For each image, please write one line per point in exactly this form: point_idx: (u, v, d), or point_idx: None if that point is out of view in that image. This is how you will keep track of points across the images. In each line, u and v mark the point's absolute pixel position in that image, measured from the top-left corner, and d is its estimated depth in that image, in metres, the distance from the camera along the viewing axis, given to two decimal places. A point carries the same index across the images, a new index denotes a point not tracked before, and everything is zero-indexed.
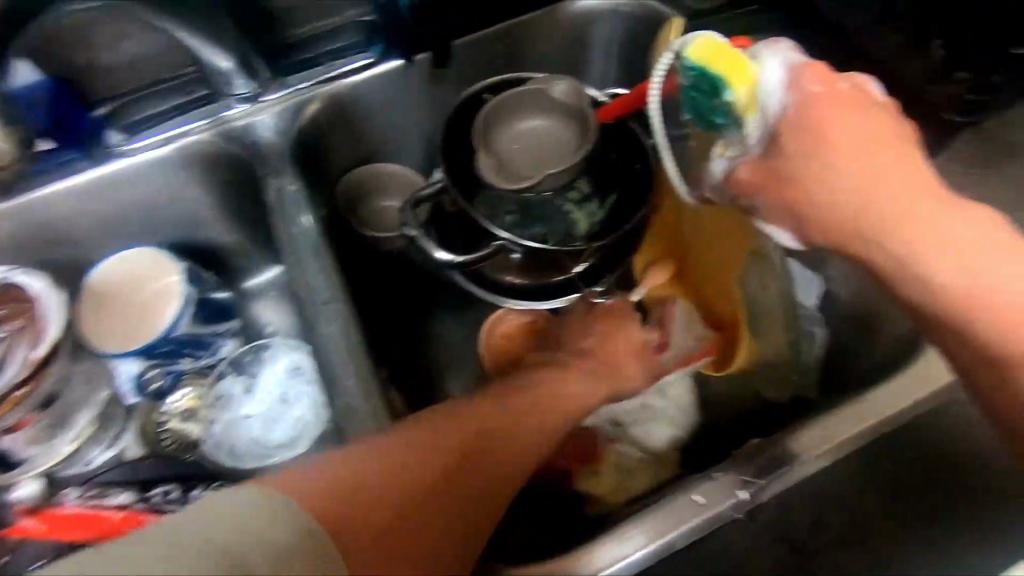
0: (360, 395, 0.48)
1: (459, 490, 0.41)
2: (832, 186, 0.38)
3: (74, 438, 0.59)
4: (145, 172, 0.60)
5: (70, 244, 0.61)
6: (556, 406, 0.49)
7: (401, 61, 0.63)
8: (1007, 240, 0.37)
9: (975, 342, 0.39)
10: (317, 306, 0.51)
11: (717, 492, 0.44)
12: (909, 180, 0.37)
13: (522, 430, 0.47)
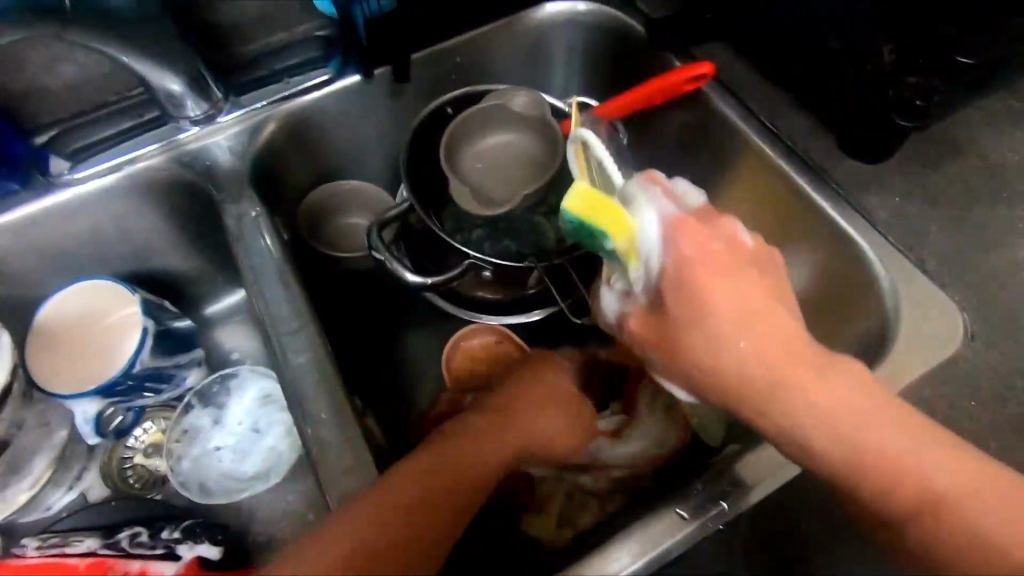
0: (333, 428, 0.46)
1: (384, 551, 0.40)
2: (717, 354, 0.41)
3: (32, 484, 0.57)
4: (93, 203, 0.56)
5: (14, 282, 0.58)
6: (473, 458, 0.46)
7: (359, 77, 0.61)
8: (880, 405, 0.40)
9: (867, 502, 0.40)
10: (284, 338, 0.49)
11: (699, 505, 0.45)
12: (783, 344, 0.41)
13: (439, 468, 0.45)
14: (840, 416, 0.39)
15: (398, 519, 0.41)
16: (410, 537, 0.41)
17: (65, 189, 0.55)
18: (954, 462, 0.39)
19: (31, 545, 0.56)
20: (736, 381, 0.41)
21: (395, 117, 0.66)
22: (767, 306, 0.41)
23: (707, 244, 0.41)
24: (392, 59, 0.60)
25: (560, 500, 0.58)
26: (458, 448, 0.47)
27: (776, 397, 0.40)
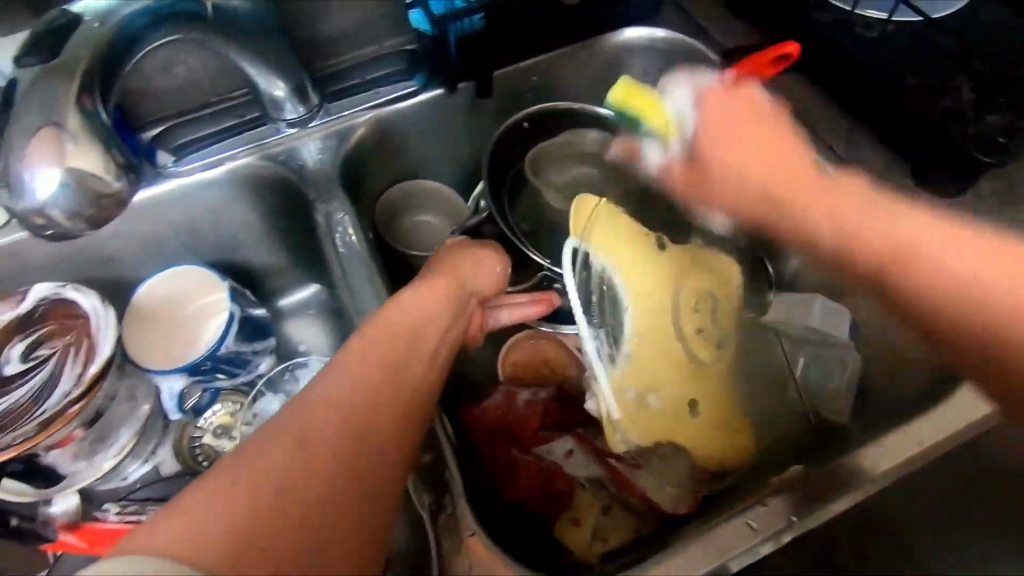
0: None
1: (365, 415, 0.36)
2: (728, 166, 0.50)
3: (117, 453, 0.61)
4: (194, 194, 0.60)
5: (114, 264, 0.63)
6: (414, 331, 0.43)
7: (442, 91, 0.65)
8: (986, 248, 0.43)
9: (997, 343, 0.42)
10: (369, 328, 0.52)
11: (773, 516, 0.45)
12: (789, 155, 0.48)
13: (387, 342, 0.41)
14: (900, 215, 0.45)
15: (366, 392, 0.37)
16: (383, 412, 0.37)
17: (172, 178, 0.59)
18: (992, 260, 0.43)
19: (111, 511, 0.60)
20: (759, 196, 0.50)
21: (471, 129, 0.69)
22: (779, 142, 0.49)
23: (739, 95, 0.50)
24: (476, 74, 0.64)
25: (594, 512, 0.52)
26: (399, 338, 0.42)
27: (789, 186, 0.48)
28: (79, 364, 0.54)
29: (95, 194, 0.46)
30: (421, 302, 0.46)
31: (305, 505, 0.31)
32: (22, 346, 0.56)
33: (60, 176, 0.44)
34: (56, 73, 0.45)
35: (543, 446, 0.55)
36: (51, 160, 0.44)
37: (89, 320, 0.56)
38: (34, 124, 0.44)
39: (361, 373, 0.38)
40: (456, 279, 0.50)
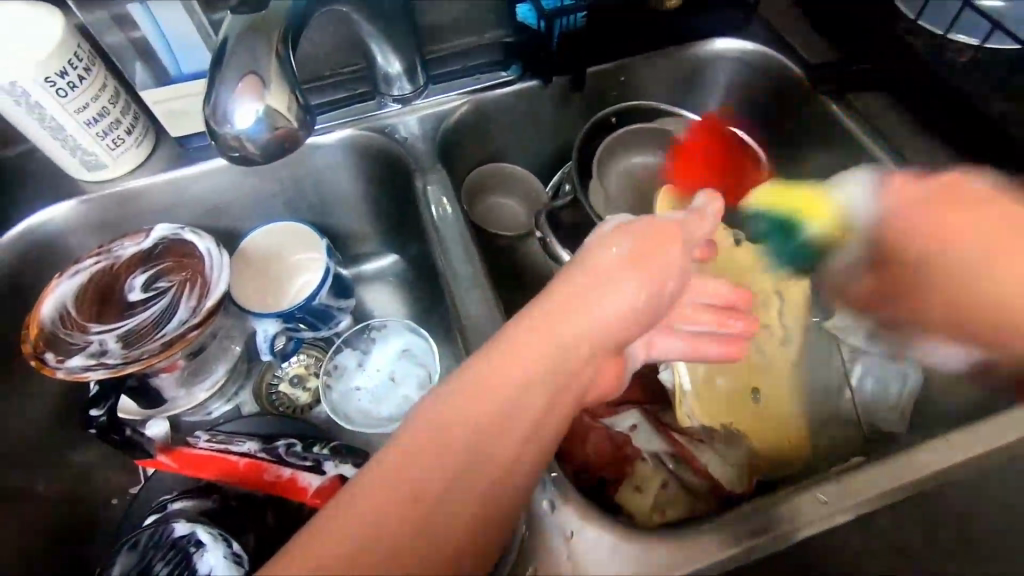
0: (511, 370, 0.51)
1: (494, 445, 0.35)
2: (942, 285, 0.52)
3: (210, 386, 0.66)
4: (302, 157, 0.66)
5: (225, 214, 0.69)
6: (591, 319, 0.40)
7: (537, 82, 0.69)
8: None
9: None
10: (470, 290, 0.56)
11: (841, 495, 0.47)
12: (937, 232, 0.52)
13: (542, 350, 0.38)
14: None
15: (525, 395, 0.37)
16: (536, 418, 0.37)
17: None
18: None
19: (201, 437, 0.63)
20: (931, 299, 0.54)
21: (558, 120, 0.73)
22: (934, 243, 0.52)
23: (911, 204, 0.54)
24: (572, 70, 0.68)
25: (656, 486, 0.54)
26: (569, 328, 0.39)
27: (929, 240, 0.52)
28: (194, 297, 0.59)
29: (282, 134, 0.46)
30: (585, 289, 0.41)
31: (447, 527, 0.32)
32: (143, 277, 0.61)
33: (260, 114, 0.43)
34: (256, 19, 0.43)
35: (610, 419, 0.58)
36: (251, 95, 0.43)
37: (203, 261, 0.61)
38: (239, 69, 0.42)
39: (507, 389, 0.36)
40: (638, 276, 0.42)
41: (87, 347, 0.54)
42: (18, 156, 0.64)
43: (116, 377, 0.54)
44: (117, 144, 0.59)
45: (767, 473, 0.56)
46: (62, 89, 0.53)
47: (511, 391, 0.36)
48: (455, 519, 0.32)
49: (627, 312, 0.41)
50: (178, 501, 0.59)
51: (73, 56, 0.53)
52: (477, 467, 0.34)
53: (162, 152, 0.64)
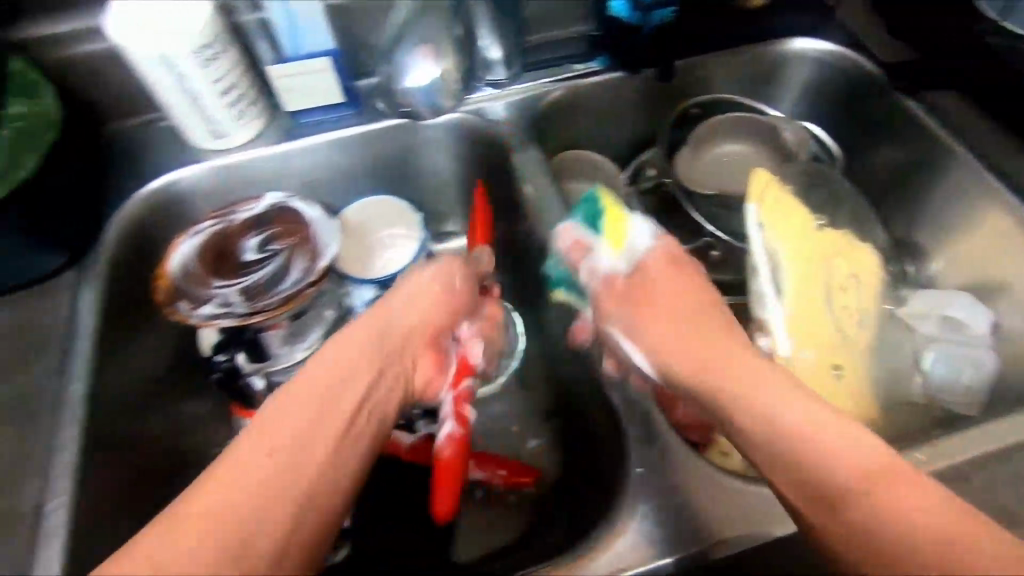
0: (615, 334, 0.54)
1: (311, 438, 0.42)
2: None
3: (307, 349, 0.66)
4: (403, 134, 0.69)
5: (326, 188, 0.73)
6: (377, 333, 0.52)
7: (623, 73, 0.73)
8: None
9: None
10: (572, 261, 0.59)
11: (936, 455, 0.50)
12: None
13: (349, 344, 0.50)
14: None
15: (315, 399, 0.45)
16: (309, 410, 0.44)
17: (391, 119, 0.68)
18: None
19: None
20: None
21: (640, 111, 0.77)
22: None
23: None
24: (659, 61, 0.72)
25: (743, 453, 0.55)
26: (379, 334, 0.52)
27: None
28: (306, 259, 0.63)
29: (448, 98, 0.62)
30: (397, 302, 0.55)
31: (283, 508, 0.38)
32: (256, 239, 0.65)
33: (435, 78, 0.59)
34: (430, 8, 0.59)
35: None
36: (428, 61, 0.59)
37: (312, 228, 0.65)
38: (422, 44, 0.58)
39: (335, 365, 0.48)
40: (434, 282, 0.57)
41: (213, 299, 0.59)
42: (139, 126, 0.68)
43: (239, 326, 0.59)
44: (242, 115, 0.64)
45: None
46: (204, 61, 0.57)
47: (338, 371, 0.47)
48: (298, 462, 0.40)
49: (767, 410, 0.40)
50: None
51: (215, 32, 0.57)
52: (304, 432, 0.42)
53: (275, 124, 0.68)
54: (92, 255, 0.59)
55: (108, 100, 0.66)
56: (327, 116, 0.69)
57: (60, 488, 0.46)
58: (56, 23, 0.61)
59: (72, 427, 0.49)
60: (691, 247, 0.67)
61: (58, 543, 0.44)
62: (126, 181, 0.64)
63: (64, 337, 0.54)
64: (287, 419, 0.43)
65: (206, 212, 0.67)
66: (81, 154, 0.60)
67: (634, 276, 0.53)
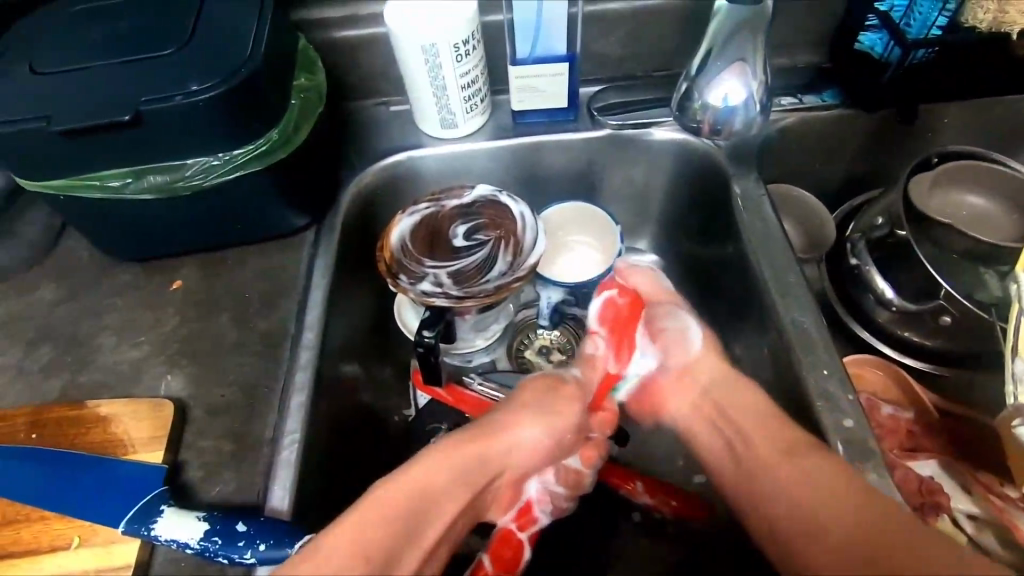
0: (839, 385, 0.50)
1: (394, 545, 0.43)
2: None
3: (488, 337, 0.70)
4: (618, 145, 0.70)
5: (525, 187, 0.74)
6: (483, 456, 0.50)
7: (856, 110, 0.68)
8: None
9: None
10: (791, 297, 0.56)
11: None
12: None
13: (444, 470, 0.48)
14: None
15: (410, 509, 0.45)
16: (400, 517, 0.44)
17: (608, 129, 0.69)
18: None
19: (475, 381, 0.67)
20: None
21: (865, 151, 0.72)
22: None
23: None
24: (902, 104, 0.67)
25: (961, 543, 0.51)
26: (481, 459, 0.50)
27: None
28: (510, 253, 0.65)
29: (746, 121, 0.63)
30: (507, 427, 0.52)
31: None
32: (464, 228, 0.68)
33: (730, 97, 0.61)
34: (747, 31, 0.59)
35: (913, 463, 0.56)
36: (738, 78, 0.61)
37: (517, 224, 0.67)
38: (729, 62, 0.60)
39: (433, 482, 0.47)
40: (545, 427, 0.53)
41: (428, 278, 0.63)
42: (376, 107, 0.74)
43: (450, 308, 0.62)
44: (471, 109, 0.67)
45: None
46: (460, 55, 0.61)
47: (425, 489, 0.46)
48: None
49: (825, 486, 0.44)
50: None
51: (473, 30, 0.61)
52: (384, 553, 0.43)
53: (495, 122, 0.71)
54: (328, 219, 0.65)
55: (356, 81, 0.72)
56: (545, 119, 0.71)
57: (292, 427, 0.51)
58: (334, 9, 0.68)
59: (305, 372, 0.54)
60: (921, 308, 0.61)
61: (288, 477, 0.49)
62: (360, 156, 0.70)
63: (302, 288, 0.60)
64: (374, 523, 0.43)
65: (422, 195, 0.71)
66: (332, 127, 0.67)
67: (654, 318, 0.62)
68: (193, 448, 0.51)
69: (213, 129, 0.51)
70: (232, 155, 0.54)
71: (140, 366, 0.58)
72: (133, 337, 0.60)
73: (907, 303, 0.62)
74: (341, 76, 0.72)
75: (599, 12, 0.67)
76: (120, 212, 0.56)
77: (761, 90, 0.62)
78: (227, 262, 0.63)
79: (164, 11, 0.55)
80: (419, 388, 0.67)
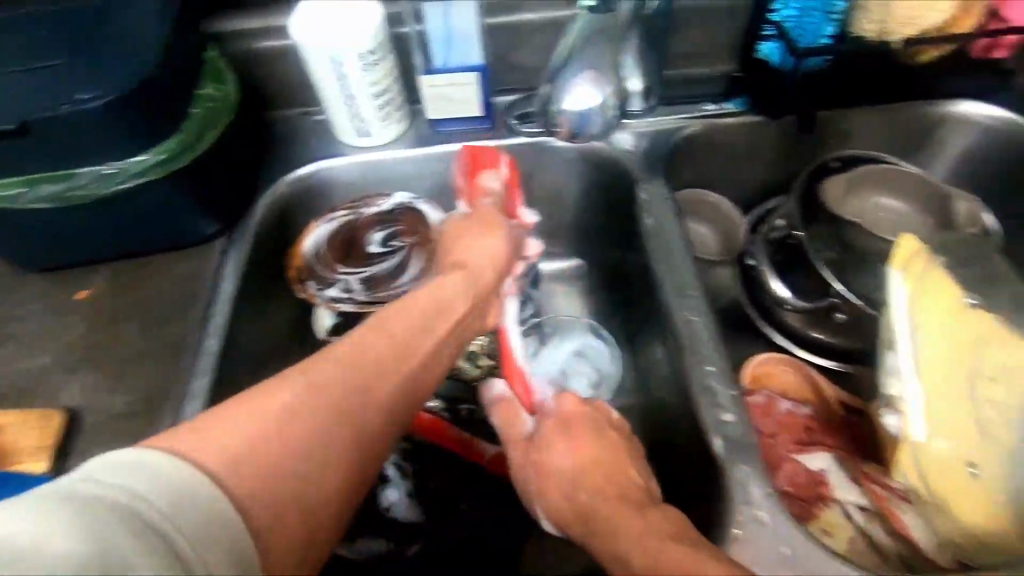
0: (724, 382, 0.51)
1: (404, 335, 0.47)
2: None
3: None
4: (532, 153, 0.71)
5: (449, 197, 0.76)
6: (457, 277, 0.57)
7: (763, 117, 0.70)
8: None
9: None
10: (687, 297, 0.57)
11: None
12: None
13: (411, 318, 0.49)
14: None
15: (409, 311, 0.50)
16: (407, 321, 0.49)
17: (524, 136, 0.70)
18: None
19: None
20: None
21: (776, 157, 0.74)
22: None
23: None
24: (804, 110, 0.69)
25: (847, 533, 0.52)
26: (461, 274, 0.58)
27: None
28: (422, 257, 0.66)
29: (599, 122, 0.65)
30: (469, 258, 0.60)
31: (372, 385, 0.43)
32: (380, 234, 0.69)
33: (583, 104, 0.63)
34: (600, 41, 0.61)
35: (804, 456, 0.57)
36: (592, 83, 0.62)
37: (433, 229, 0.68)
38: (583, 71, 0.62)
39: (428, 299, 0.52)
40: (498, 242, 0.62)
41: (337, 283, 0.64)
42: (299, 117, 0.75)
43: (357, 312, 0.63)
44: (387, 118, 0.68)
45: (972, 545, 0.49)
46: (367, 65, 0.62)
47: (431, 310, 0.52)
48: (262, 483, 0.35)
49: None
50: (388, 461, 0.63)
51: (383, 39, 0.62)
52: (313, 444, 0.38)
53: (414, 131, 0.72)
54: (241, 227, 0.65)
55: (278, 90, 0.73)
56: (463, 127, 0.72)
57: None
58: (251, 20, 0.69)
59: (202, 378, 0.54)
60: (816, 306, 0.63)
61: None
62: (279, 165, 0.71)
63: (209, 297, 0.61)
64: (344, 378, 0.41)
65: (339, 203, 0.72)
66: (248, 136, 0.67)
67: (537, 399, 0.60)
68: (86, 456, 0.51)
69: (108, 137, 0.52)
70: (127, 163, 0.54)
71: (42, 375, 0.57)
72: (37, 346, 0.59)
73: (800, 301, 0.64)
74: (262, 85, 0.72)
75: (510, 23, 0.69)
76: (20, 223, 0.56)
77: (614, 96, 0.64)
78: (136, 271, 0.63)
79: (64, 22, 0.55)
80: None
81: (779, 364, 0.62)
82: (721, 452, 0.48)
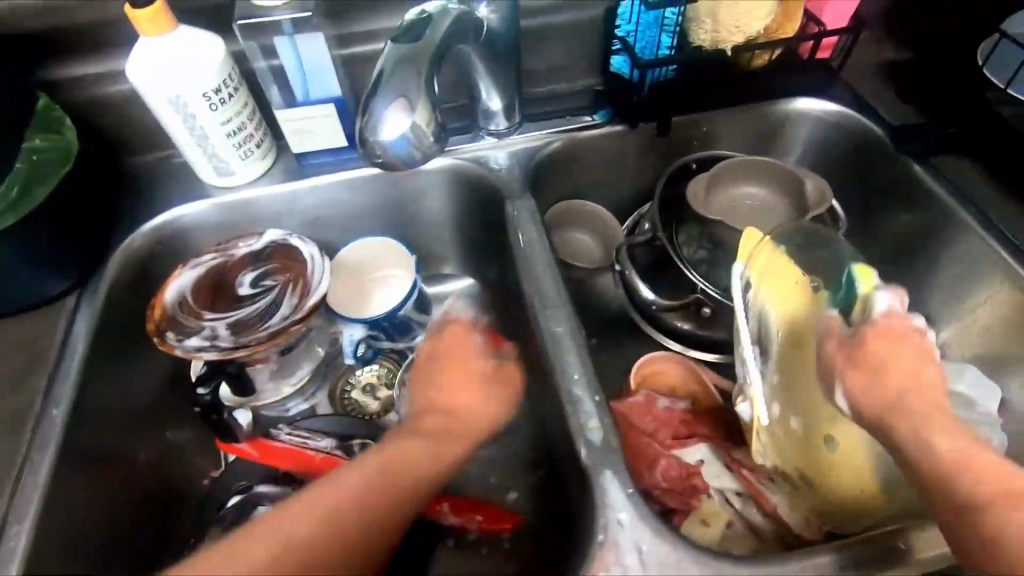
0: (589, 388, 0.53)
1: (394, 497, 0.44)
2: None
3: (295, 382, 0.69)
4: (403, 179, 0.71)
5: (326, 229, 0.75)
6: (450, 409, 0.53)
7: (623, 127, 0.73)
8: None
9: None
10: (554, 308, 0.58)
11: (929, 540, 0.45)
12: None
13: (404, 469, 0.46)
14: None
15: (402, 471, 0.45)
16: (404, 477, 0.45)
17: None
18: None
19: (283, 432, 0.64)
20: None
21: (642, 163, 0.77)
22: None
23: None
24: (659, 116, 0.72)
25: (723, 519, 0.54)
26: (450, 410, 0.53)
27: None
28: (295, 294, 0.64)
29: None
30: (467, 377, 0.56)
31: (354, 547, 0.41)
32: (252, 275, 0.66)
33: (402, 131, 0.51)
34: (407, 65, 0.50)
35: (680, 449, 0.59)
36: (402, 111, 0.50)
37: (305, 263, 0.66)
38: (390, 99, 0.50)
39: (428, 455, 0.48)
40: (497, 402, 0.56)
41: (201, 331, 0.61)
42: (159, 161, 0.72)
43: (223, 359, 0.60)
44: (247, 155, 0.67)
45: (828, 516, 0.52)
46: (214, 104, 0.60)
47: (426, 477, 0.47)
48: None
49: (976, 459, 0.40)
50: (261, 485, 0.61)
51: (226, 77, 0.60)
52: None
53: (281, 166, 0.71)
54: (93, 282, 0.62)
55: (130, 135, 0.70)
56: (332, 158, 0.71)
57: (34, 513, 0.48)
58: (91, 65, 0.66)
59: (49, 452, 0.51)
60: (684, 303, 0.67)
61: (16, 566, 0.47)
62: (136, 213, 0.68)
63: (57, 361, 0.57)
64: (318, 546, 0.39)
65: (206, 247, 0.69)
66: (98, 187, 0.64)
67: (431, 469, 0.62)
68: None
69: None
70: None
71: None
72: None
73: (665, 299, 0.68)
74: (110, 131, 0.69)
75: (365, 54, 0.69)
76: None
77: None
78: None
79: None
80: (222, 450, 0.63)
81: (655, 361, 0.65)
82: (588, 459, 0.49)
